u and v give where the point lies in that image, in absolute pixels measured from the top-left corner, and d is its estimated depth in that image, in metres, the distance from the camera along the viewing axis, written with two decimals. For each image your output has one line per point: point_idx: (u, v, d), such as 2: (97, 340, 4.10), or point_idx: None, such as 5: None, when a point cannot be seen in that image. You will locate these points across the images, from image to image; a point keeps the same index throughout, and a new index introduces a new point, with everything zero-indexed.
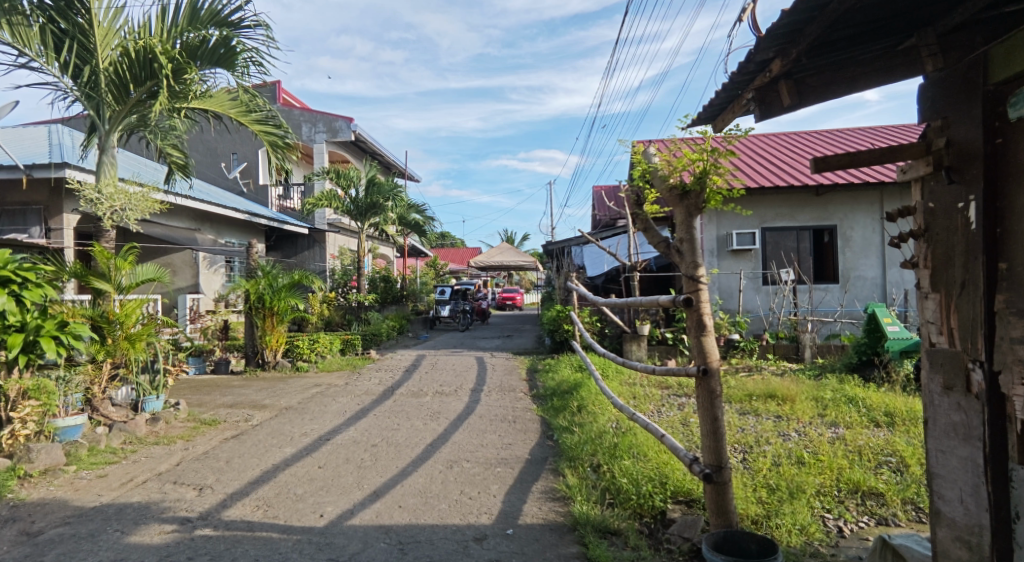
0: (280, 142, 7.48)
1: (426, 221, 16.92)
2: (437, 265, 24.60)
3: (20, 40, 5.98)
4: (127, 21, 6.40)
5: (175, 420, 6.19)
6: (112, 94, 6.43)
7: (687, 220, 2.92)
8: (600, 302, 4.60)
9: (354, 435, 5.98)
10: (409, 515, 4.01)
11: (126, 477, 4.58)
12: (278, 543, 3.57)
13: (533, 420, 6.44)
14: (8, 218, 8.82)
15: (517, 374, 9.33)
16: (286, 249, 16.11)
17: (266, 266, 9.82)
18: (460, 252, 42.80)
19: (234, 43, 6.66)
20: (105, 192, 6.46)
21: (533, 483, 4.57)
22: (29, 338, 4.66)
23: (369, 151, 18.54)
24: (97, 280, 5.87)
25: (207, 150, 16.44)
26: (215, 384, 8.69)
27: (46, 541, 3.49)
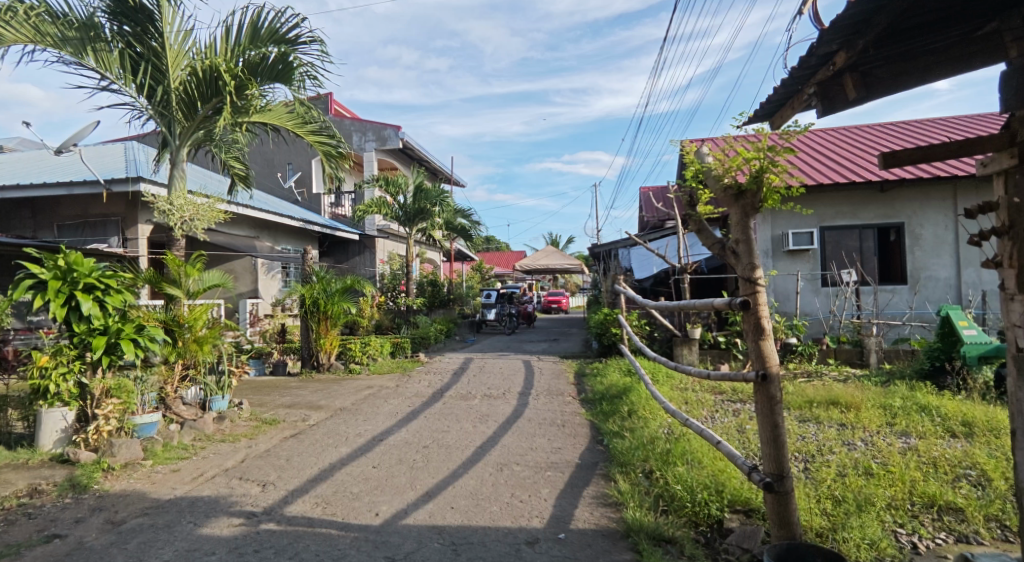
0: (333, 152, 7.73)
1: (474, 226, 17.07)
2: (483, 269, 24.83)
3: (102, 65, 6.43)
4: (195, 42, 6.77)
5: (239, 418, 6.47)
6: (181, 112, 6.82)
7: (743, 220, 2.87)
8: (649, 305, 4.51)
9: (406, 436, 6.09)
10: (462, 516, 4.06)
11: (196, 472, 4.82)
12: (338, 539, 3.68)
13: (582, 425, 6.41)
14: (90, 229, 9.44)
15: (564, 378, 9.29)
16: (338, 254, 16.60)
17: (320, 271, 10.14)
18: (506, 255, 43.04)
19: (291, 58, 6.94)
20: (176, 203, 6.84)
21: (584, 488, 4.54)
22: (111, 340, 5.00)
23: (417, 158, 18.90)
24: (169, 286, 6.21)
25: (265, 162, 17.13)
26: (274, 385, 9.04)
27: (129, 529, 3.71)
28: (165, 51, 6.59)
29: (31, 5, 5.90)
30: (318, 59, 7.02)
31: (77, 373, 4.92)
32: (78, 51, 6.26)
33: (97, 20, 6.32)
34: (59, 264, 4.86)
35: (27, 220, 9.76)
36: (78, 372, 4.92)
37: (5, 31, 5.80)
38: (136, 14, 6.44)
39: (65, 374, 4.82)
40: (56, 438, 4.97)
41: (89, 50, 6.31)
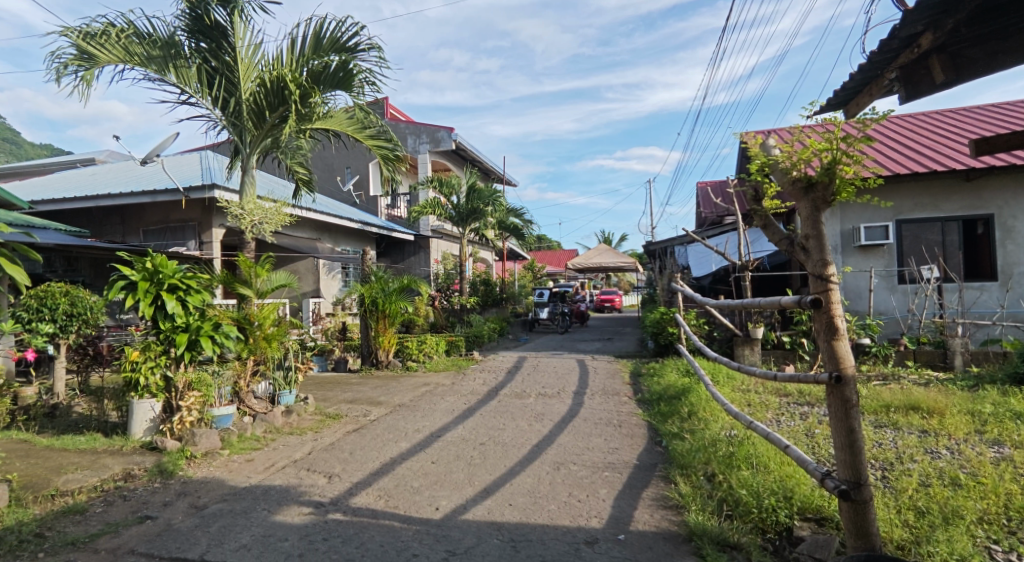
0: (391, 155, 7.91)
1: (526, 225, 17.10)
2: (535, 268, 24.79)
3: (181, 79, 6.82)
4: (264, 54, 7.08)
5: (306, 412, 6.74)
6: (251, 121, 7.14)
7: (813, 214, 2.74)
8: (706, 303, 4.39)
9: (463, 433, 6.17)
10: (520, 514, 4.08)
11: (269, 462, 5.06)
12: (400, 531, 3.78)
13: (639, 425, 6.32)
14: (170, 233, 10.05)
15: (619, 377, 9.17)
16: (394, 255, 17.00)
17: (378, 271, 10.39)
18: (557, 254, 42.81)
19: (351, 66, 7.16)
20: (246, 208, 7.18)
21: (643, 490, 4.48)
22: (192, 337, 5.32)
23: (469, 159, 19.10)
24: (242, 286, 6.54)
25: (325, 166, 17.72)
26: (336, 381, 9.34)
27: (211, 514, 3.93)
28: (237, 64, 6.92)
29: (122, 28, 6.40)
30: (376, 65, 7.25)
31: (163, 367, 5.26)
32: (161, 69, 6.69)
33: (177, 38, 6.73)
34: (147, 266, 5.21)
35: (117, 226, 10.49)
36: (164, 366, 5.26)
37: (97, 52, 6.29)
38: (212, 31, 6.82)
39: (153, 368, 5.19)
40: (146, 427, 5.31)
41: (171, 67, 6.74)
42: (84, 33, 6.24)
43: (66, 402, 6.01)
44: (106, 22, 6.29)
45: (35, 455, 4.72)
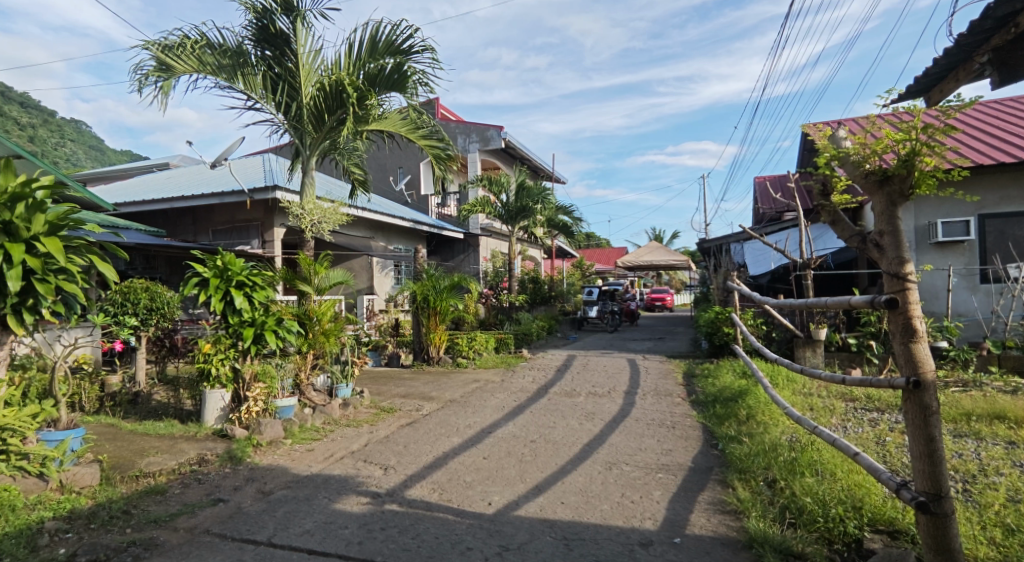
0: (443, 154, 8.01)
1: (576, 223, 16.99)
2: (584, 266, 24.60)
3: (248, 86, 7.11)
4: (324, 59, 7.31)
5: (361, 405, 6.91)
6: (311, 125, 7.36)
7: (888, 209, 2.57)
8: (762, 302, 4.23)
9: (513, 430, 6.19)
10: (573, 512, 4.06)
11: (328, 452, 5.22)
12: (454, 524, 3.82)
13: (694, 427, 6.16)
14: (235, 232, 10.52)
15: (672, 378, 8.98)
16: (444, 253, 17.22)
17: (430, 269, 10.54)
18: (606, 253, 42.28)
19: (406, 68, 7.30)
20: (306, 208, 7.43)
21: (699, 493, 4.36)
22: (258, 331, 5.57)
23: (519, 157, 19.14)
24: (302, 283, 6.77)
25: (379, 166, 18.10)
26: (390, 376, 9.55)
27: (277, 499, 4.10)
28: (298, 70, 7.18)
29: (195, 40, 6.74)
30: (430, 66, 7.37)
31: (232, 359, 5.51)
32: (231, 77, 7.00)
33: (245, 47, 7.02)
34: (218, 264, 5.49)
35: (189, 226, 11.07)
36: (232, 358, 5.53)
37: (174, 63, 6.65)
38: (276, 39, 7.09)
39: (223, 359, 5.46)
40: (217, 414, 5.60)
41: (239, 75, 7.03)
42: (163, 46, 6.60)
43: (146, 390, 6.33)
44: (182, 34, 6.65)
45: (119, 439, 5.02)
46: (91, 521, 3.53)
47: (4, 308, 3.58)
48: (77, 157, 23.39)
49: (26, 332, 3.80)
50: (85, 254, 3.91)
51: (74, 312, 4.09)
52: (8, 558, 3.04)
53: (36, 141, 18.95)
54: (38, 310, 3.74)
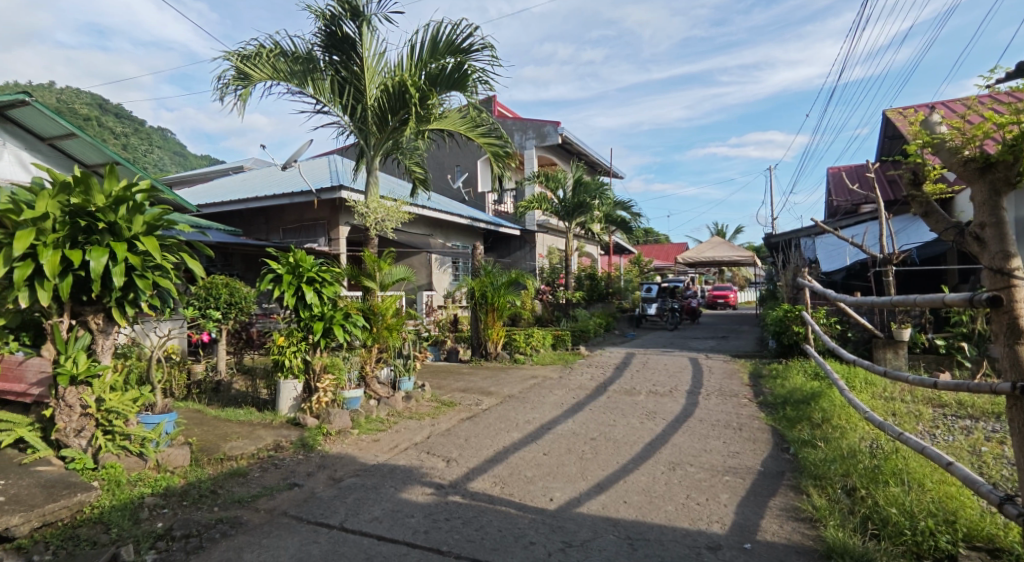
0: (501, 152, 8.04)
1: (635, 219, 16.68)
2: (642, 262, 24.18)
3: (316, 91, 7.37)
4: (387, 61, 7.48)
5: (423, 399, 7.05)
6: (375, 125, 7.53)
7: (991, 199, 2.37)
8: (833, 297, 4.01)
9: (573, 427, 6.15)
10: (636, 512, 3.99)
11: (393, 443, 5.36)
12: (517, 518, 3.84)
13: (762, 430, 5.93)
14: (303, 230, 10.96)
15: (738, 378, 8.69)
16: (501, 250, 17.36)
17: (488, 266, 10.61)
18: (665, 248, 41.38)
19: (466, 67, 7.38)
20: (370, 207, 7.62)
21: (770, 498, 4.19)
22: (327, 325, 5.78)
23: (575, 153, 19.02)
24: (367, 279, 6.97)
25: (438, 165, 18.39)
26: (449, 371, 9.70)
27: (347, 486, 4.24)
28: (363, 72, 7.38)
29: (270, 49, 7.04)
30: (489, 64, 7.41)
31: (303, 351, 5.73)
32: (301, 82, 7.26)
33: (314, 53, 7.28)
34: (290, 261, 5.73)
35: (262, 225, 11.62)
36: (304, 350, 5.75)
37: (251, 71, 6.97)
38: (343, 44, 7.31)
39: (295, 351, 5.70)
40: (290, 404, 5.84)
41: (309, 81, 7.30)
42: (242, 56, 6.95)
43: (226, 379, 6.68)
44: (258, 44, 6.96)
45: (204, 424, 5.33)
46: (184, 498, 3.76)
47: (109, 301, 3.88)
48: (163, 162, 24.99)
49: (128, 324, 4.09)
50: (176, 252, 4.17)
51: (167, 305, 4.38)
52: (114, 528, 3.30)
53: (129, 148, 20.38)
54: (136, 304, 4.01)
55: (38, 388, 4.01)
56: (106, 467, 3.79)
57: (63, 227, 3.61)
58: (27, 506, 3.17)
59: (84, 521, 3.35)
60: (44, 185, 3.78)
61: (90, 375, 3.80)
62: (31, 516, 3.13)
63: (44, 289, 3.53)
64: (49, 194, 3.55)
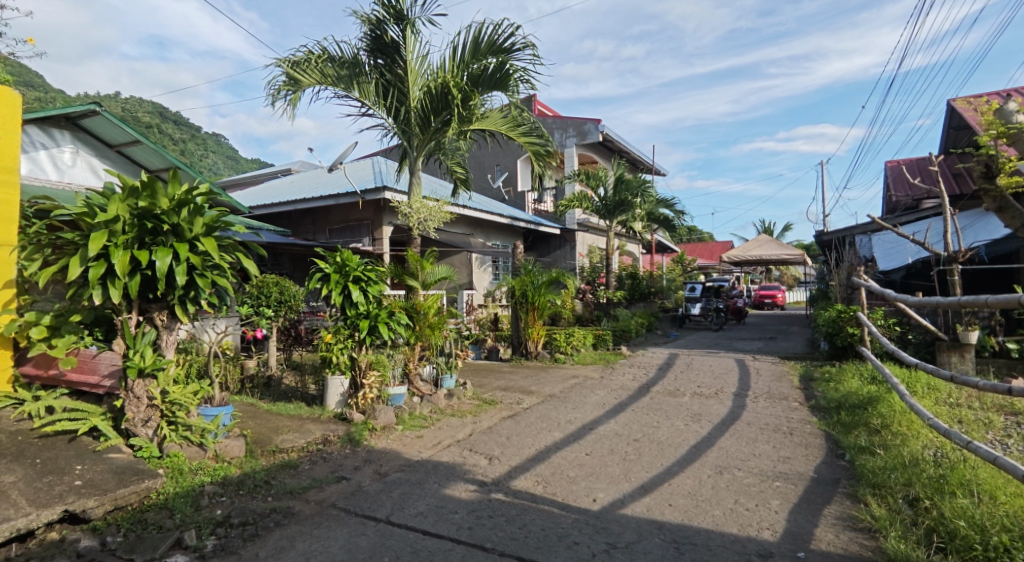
0: (542, 151, 8.02)
1: (678, 217, 16.36)
2: (685, 261, 23.72)
3: (362, 94, 7.50)
4: (430, 63, 7.55)
5: (465, 397, 7.09)
6: (418, 127, 7.61)
7: None
8: (891, 297, 3.84)
9: (615, 428, 6.07)
10: (682, 515, 3.91)
11: (436, 439, 5.41)
12: (560, 518, 3.81)
13: (815, 435, 5.72)
14: (348, 230, 11.19)
15: (787, 381, 8.42)
16: (540, 249, 17.34)
17: (528, 265, 10.59)
18: (710, 247, 40.51)
19: (508, 67, 7.39)
20: (413, 207, 7.72)
21: (825, 507, 4.04)
22: (372, 323, 5.88)
23: (616, 150, 18.80)
24: (409, 278, 7.06)
25: (478, 165, 18.47)
26: (490, 369, 9.74)
27: (392, 481, 4.30)
28: (407, 75, 7.48)
29: (318, 55, 7.22)
30: (531, 63, 7.40)
31: (349, 349, 5.86)
32: (348, 86, 7.42)
33: (360, 57, 7.42)
34: (337, 260, 5.86)
35: (310, 226, 11.92)
36: (350, 347, 5.88)
37: (301, 77, 7.16)
38: (388, 48, 7.43)
39: (342, 348, 5.85)
40: (337, 399, 5.99)
41: (355, 85, 7.44)
42: (292, 62, 7.14)
43: (277, 374, 6.90)
44: (307, 50, 7.14)
45: (258, 417, 5.50)
46: (240, 487, 3.90)
47: (172, 298, 4.03)
48: (217, 166, 25.96)
49: (190, 321, 4.24)
50: (233, 252, 4.30)
51: (224, 303, 4.52)
52: (178, 514, 3.45)
53: (186, 153, 21.24)
54: (196, 301, 4.16)
55: (111, 380, 4.15)
56: (170, 456, 3.96)
57: (132, 229, 3.78)
58: (101, 490, 3.34)
59: (150, 506, 3.52)
60: (116, 192, 3.83)
61: (156, 369, 3.96)
62: (105, 499, 3.30)
63: (115, 288, 3.72)
64: (119, 198, 3.73)
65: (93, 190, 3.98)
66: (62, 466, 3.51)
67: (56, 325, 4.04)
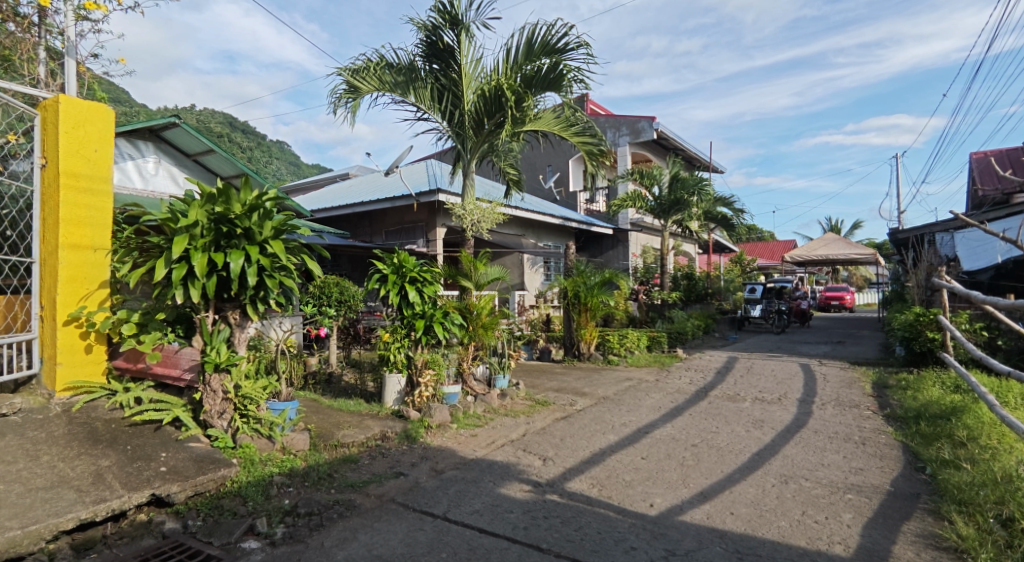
0: (595, 150, 7.94)
1: (737, 215, 15.84)
2: (744, 261, 22.96)
3: (418, 99, 7.64)
4: (484, 66, 7.61)
5: (518, 397, 7.10)
6: (472, 129, 7.68)
7: None
8: (971, 295, 3.59)
9: (672, 432, 5.93)
10: (745, 524, 3.78)
11: (490, 439, 5.43)
12: (616, 522, 3.75)
13: (890, 445, 5.42)
14: (404, 232, 11.43)
15: (858, 387, 8.00)
16: (593, 249, 17.20)
17: (580, 265, 10.50)
18: (771, 246, 39.02)
19: (561, 67, 7.36)
20: (467, 208, 7.79)
21: (902, 522, 3.81)
22: (428, 323, 5.97)
23: (671, 148, 18.41)
24: (463, 279, 7.14)
25: (529, 166, 18.47)
26: (543, 370, 9.71)
27: (448, 478, 4.35)
28: (461, 79, 7.56)
29: (376, 62, 7.39)
30: (585, 62, 7.34)
31: (406, 348, 5.96)
32: (404, 92, 7.56)
33: (415, 63, 7.56)
34: (394, 262, 5.99)
35: (366, 228, 12.23)
36: (407, 346, 5.99)
37: (361, 84, 7.36)
38: (443, 53, 7.53)
39: (399, 347, 5.98)
40: (395, 397, 6.09)
41: (411, 90, 7.57)
42: (352, 70, 7.35)
43: (337, 371, 7.09)
44: (366, 57, 7.33)
45: (321, 412, 5.68)
46: (306, 479, 4.03)
47: (244, 298, 4.22)
48: (281, 171, 27.06)
49: (260, 319, 4.43)
50: (299, 254, 4.46)
51: (291, 303, 4.69)
52: (250, 501, 3.61)
53: (252, 160, 22.25)
54: (265, 301, 4.33)
55: (190, 374, 4.39)
56: (242, 447, 4.10)
57: (209, 233, 3.96)
58: (183, 476, 3.52)
59: (226, 493, 3.68)
60: (196, 198, 4.03)
61: (230, 364, 4.13)
62: (187, 485, 3.48)
63: (195, 288, 3.93)
64: (199, 203, 3.92)
65: (176, 197, 4.22)
66: (149, 453, 3.72)
67: (144, 322, 4.27)
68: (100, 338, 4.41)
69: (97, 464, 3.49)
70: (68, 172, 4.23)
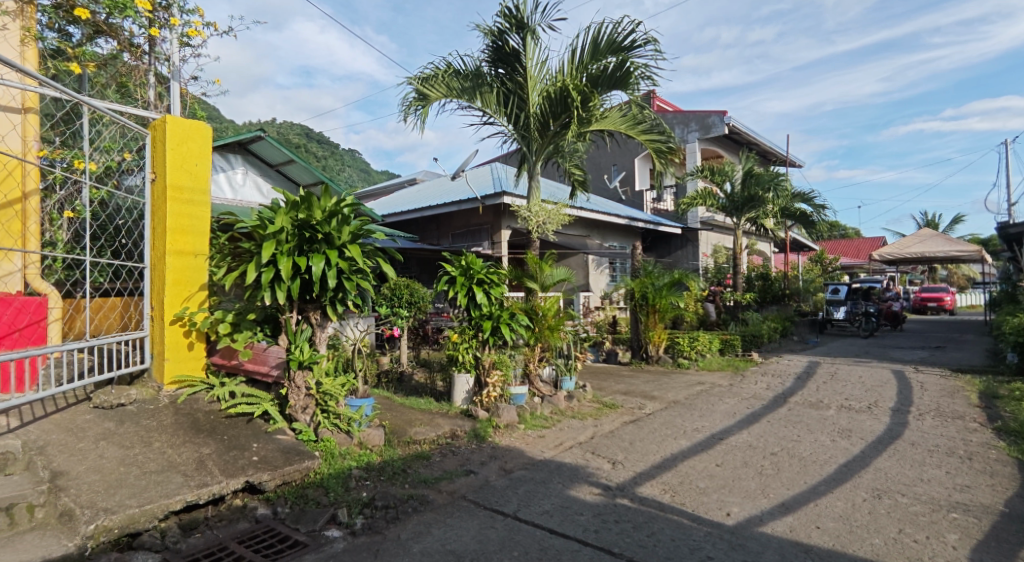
0: (663, 148, 7.76)
1: (818, 212, 15.05)
2: (826, 260, 21.76)
3: (484, 103, 7.74)
4: (548, 68, 7.61)
5: (585, 399, 7.05)
6: (537, 132, 7.69)
7: None
8: None
9: (748, 439, 5.71)
10: (833, 540, 3.58)
11: (558, 440, 5.43)
12: (692, 530, 3.66)
13: (1000, 462, 4.98)
14: (470, 234, 11.63)
15: (961, 397, 7.39)
16: (660, 250, 16.85)
17: (648, 266, 10.29)
18: (856, 244, 36.76)
19: (629, 64, 7.26)
20: (533, 210, 7.80)
21: (1017, 547, 3.50)
22: (495, 324, 6.03)
23: (744, 143, 17.76)
24: (529, 280, 7.18)
25: (595, 166, 18.34)
26: (610, 372, 9.58)
27: (518, 478, 4.38)
28: (526, 81, 7.59)
29: (444, 69, 7.54)
30: (653, 58, 7.20)
31: (474, 349, 6.05)
32: (471, 97, 7.69)
33: (482, 68, 7.66)
34: (462, 263, 6.09)
35: (434, 231, 12.54)
36: (475, 347, 6.09)
37: (429, 92, 7.53)
38: (509, 57, 7.60)
39: (467, 348, 6.08)
40: (463, 396, 6.21)
41: (478, 95, 7.68)
42: (422, 78, 7.53)
43: (409, 370, 7.27)
44: (435, 65, 7.49)
45: (394, 410, 5.86)
46: (381, 474, 4.17)
47: (325, 299, 4.41)
48: (353, 178, 28.18)
49: (339, 320, 4.61)
50: (373, 257, 4.61)
51: (366, 304, 4.86)
52: (332, 492, 3.77)
53: (327, 168, 23.31)
54: (343, 302, 4.51)
55: (277, 371, 4.72)
56: (324, 440, 4.30)
57: (293, 238, 4.17)
58: (272, 466, 3.72)
59: (309, 483, 3.86)
60: (282, 206, 4.25)
61: (312, 362, 4.36)
62: (276, 474, 3.69)
63: (281, 290, 4.15)
64: (284, 211, 4.14)
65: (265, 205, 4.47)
66: (243, 443, 3.97)
67: (237, 322, 4.53)
68: (200, 337, 4.74)
69: (200, 451, 3.76)
70: (175, 186, 4.58)
